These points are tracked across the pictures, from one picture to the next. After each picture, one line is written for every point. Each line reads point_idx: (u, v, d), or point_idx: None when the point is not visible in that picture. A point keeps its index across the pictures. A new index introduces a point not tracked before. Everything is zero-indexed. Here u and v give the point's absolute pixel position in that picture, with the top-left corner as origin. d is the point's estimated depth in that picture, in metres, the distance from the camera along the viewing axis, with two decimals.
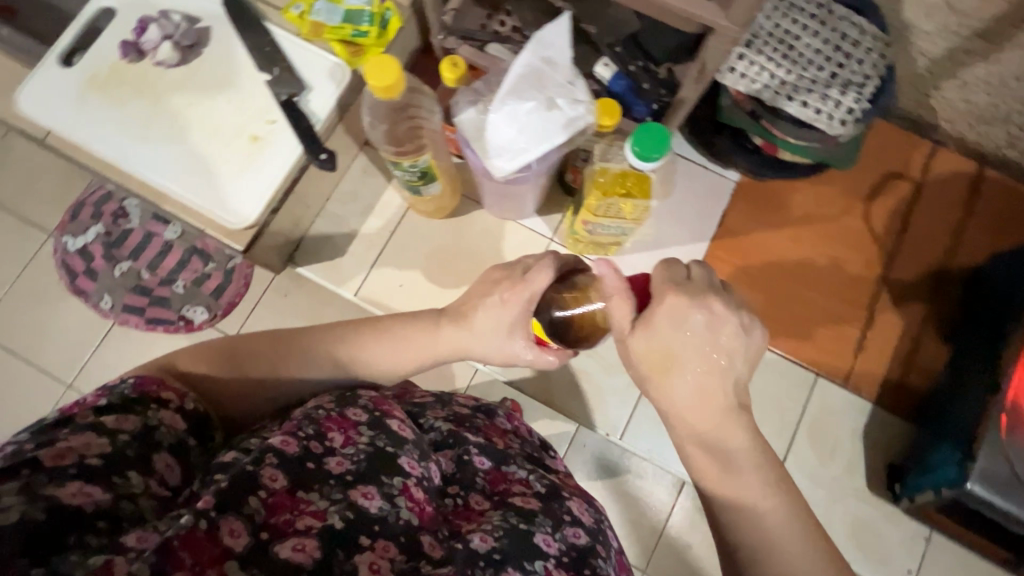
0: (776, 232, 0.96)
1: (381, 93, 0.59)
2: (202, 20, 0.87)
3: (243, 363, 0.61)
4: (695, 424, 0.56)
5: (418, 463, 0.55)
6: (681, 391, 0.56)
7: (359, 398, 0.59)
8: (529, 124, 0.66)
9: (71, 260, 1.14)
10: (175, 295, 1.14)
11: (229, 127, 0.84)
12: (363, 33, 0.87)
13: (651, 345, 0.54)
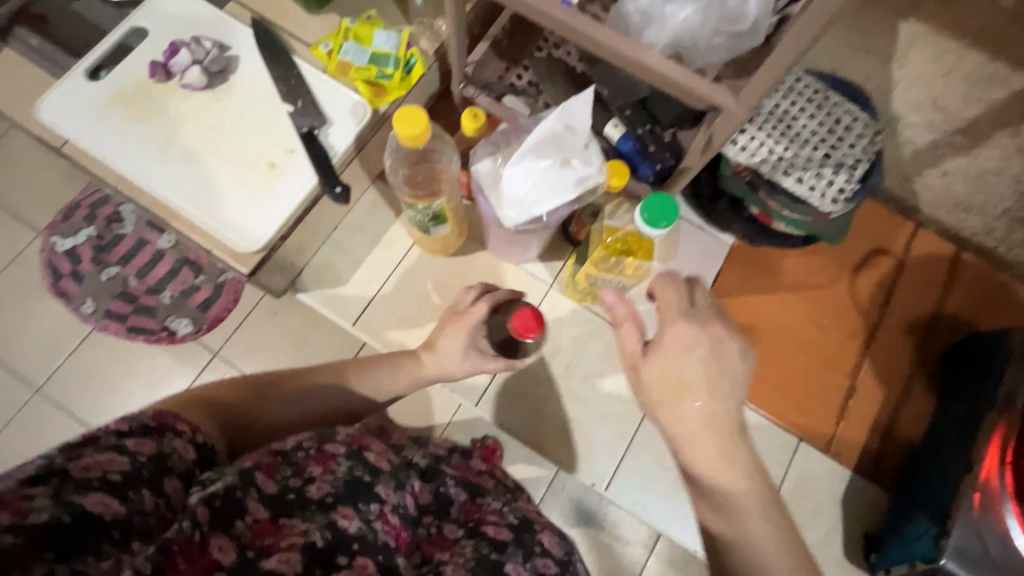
0: (767, 296, 0.99)
1: (408, 141, 0.62)
2: (232, 49, 0.90)
3: (266, 393, 0.68)
4: (695, 447, 0.64)
5: (394, 492, 0.58)
6: (687, 414, 0.63)
7: (337, 432, 0.60)
8: (543, 179, 0.69)
9: (57, 261, 1.13)
10: (160, 304, 1.12)
11: (248, 153, 0.86)
12: (387, 75, 0.91)
13: (658, 369, 0.65)
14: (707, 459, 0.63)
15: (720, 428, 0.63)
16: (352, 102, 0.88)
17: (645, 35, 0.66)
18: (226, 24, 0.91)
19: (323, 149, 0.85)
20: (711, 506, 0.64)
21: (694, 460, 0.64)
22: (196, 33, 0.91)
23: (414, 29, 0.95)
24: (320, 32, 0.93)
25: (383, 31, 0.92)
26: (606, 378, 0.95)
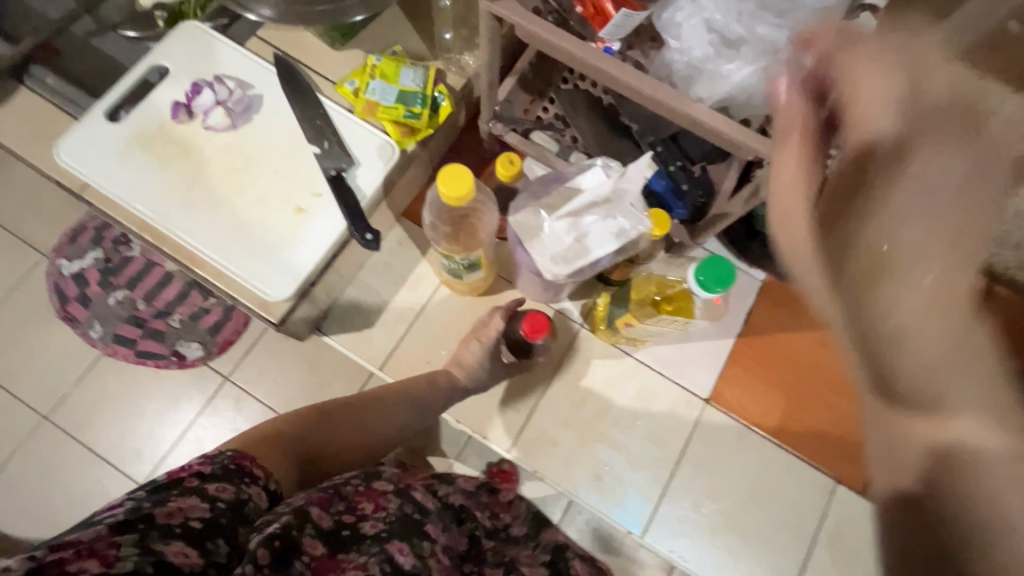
0: (796, 335, 0.97)
1: (449, 200, 0.60)
2: (255, 86, 0.88)
3: (331, 416, 0.69)
4: (933, 364, 0.34)
5: (441, 531, 0.60)
6: (919, 309, 0.35)
7: (385, 474, 0.64)
8: (587, 232, 0.69)
9: (64, 284, 1.09)
10: (170, 328, 1.08)
11: (274, 197, 0.84)
12: (415, 114, 0.88)
13: (853, 222, 0.37)
14: (945, 380, 0.34)
15: (952, 324, 0.35)
16: (380, 142, 0.86)
17: (696, 87, 0.63)
18: (249, 60, 0.89)
19: (351, 193, 0.83)
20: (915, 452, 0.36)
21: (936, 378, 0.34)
22: (218, 71, 0.89)
23: (440, 65, 0.93)
24: (346, 70, 0.91)
25: (409, 69, 0.90)
26: (640, 421, 0.94)
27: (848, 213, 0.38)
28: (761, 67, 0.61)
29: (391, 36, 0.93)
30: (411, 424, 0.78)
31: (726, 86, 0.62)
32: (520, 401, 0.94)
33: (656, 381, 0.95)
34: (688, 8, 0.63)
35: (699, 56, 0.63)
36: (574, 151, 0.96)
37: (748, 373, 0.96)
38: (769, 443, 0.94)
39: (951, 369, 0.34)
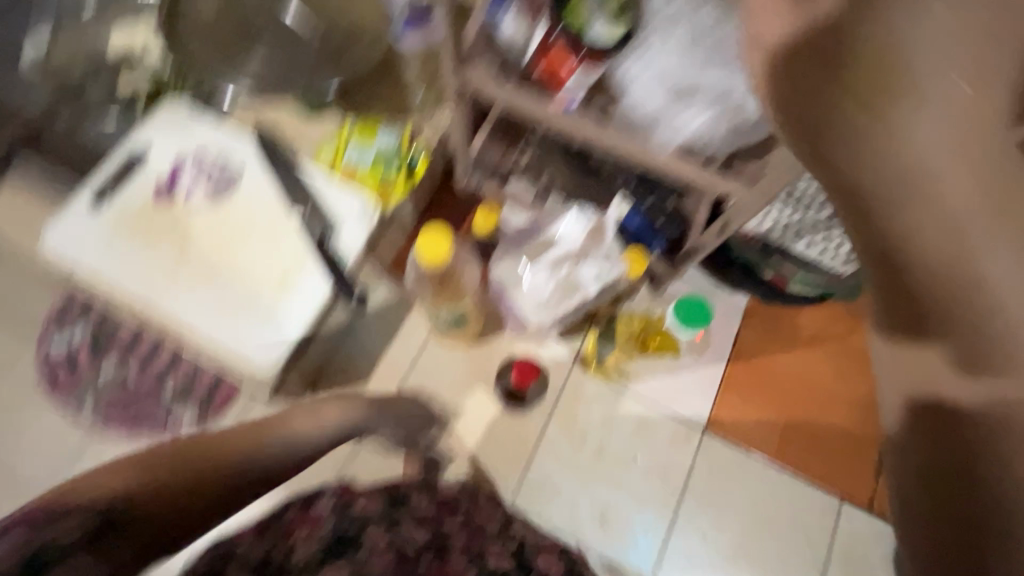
0: (785, 353, 0.99)
1: (428, 262, 0.66)
2: (235, 157, 0.90)
3: (167, 462, 0.50)
4: (936, 205, 0.50)
5: (385, 534, 0.60)
6: (924, 171, 0.49)
7: (326, 491, 0.65)
8: (564, 283, 0.74)
9: (51, 362, 1.02)
10: (164, 397, 1.01)
11: (260, 266, 0.86)
12: (393, 174, 0.92)
13: (848, 119, 0.49)
14: (916, 222, 0.51)
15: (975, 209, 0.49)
16: (360, 203, 0.88)
17: (656, 135, 0.68)
18: (226, 131, 0.91)
19: (336, 256, 0.86)
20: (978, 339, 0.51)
21: (922, 233, 0.51)
22: (198, 143, 0.91)
23: (416, 118, 0.96)
24: (323, 135, 0.94)
25: (384, 129, 0.93)
26: (641, 456, 0.93)
27: (844, 61, 0.47)
28: (714, 114, 0.64)
29: (364, 98, 0.96)
30: (335, 425, 0.62)
31: (682, 134, 0.67)
32: (520, 444, 0.93)
33: (654, 413, 0.95)
34: (640, 63, 0.66)
35: (655, 106, 0.67)
36: (552, 194, 0.96)
37: (742, 397, 0.97)
38: (771, 467, 0.94)
39: (934, 216, 0.50)
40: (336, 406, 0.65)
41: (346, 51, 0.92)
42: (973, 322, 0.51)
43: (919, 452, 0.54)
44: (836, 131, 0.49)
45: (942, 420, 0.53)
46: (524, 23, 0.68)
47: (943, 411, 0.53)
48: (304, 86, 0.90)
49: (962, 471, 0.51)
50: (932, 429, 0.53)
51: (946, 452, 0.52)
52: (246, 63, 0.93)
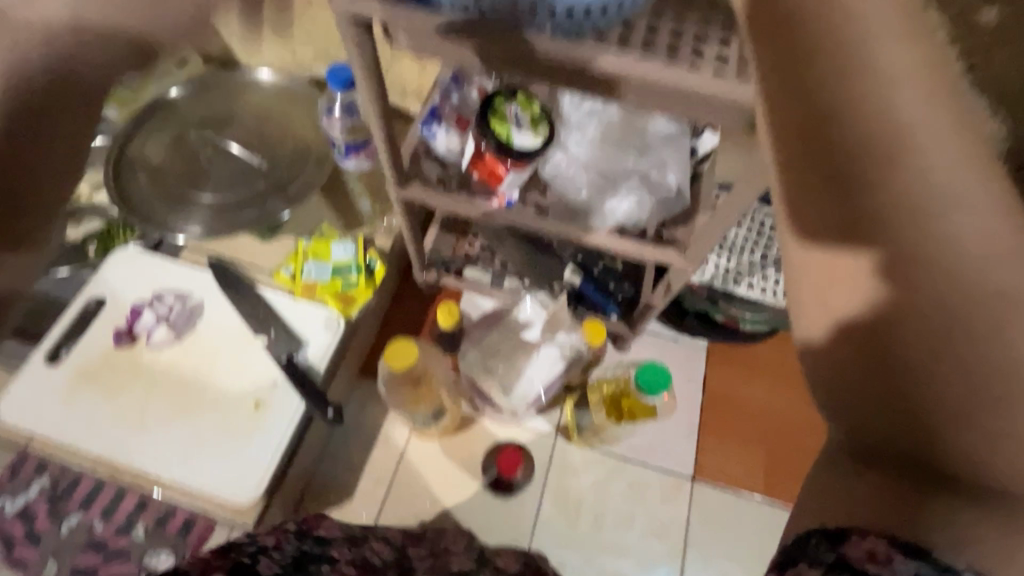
0: (754, 389, 1.03)
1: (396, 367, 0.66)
2: (194, 293, 0.92)
3: None
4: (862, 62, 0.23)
5: (348, 550, 0.68)
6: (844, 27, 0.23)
7: (292, 522, 0.71)
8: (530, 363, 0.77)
9: (8, 526, 0.96)
10: (134, 544, 0.96)
11: (230, 397, 0.86)
12: (352, 283, 0.95)
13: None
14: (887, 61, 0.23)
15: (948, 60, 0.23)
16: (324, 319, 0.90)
17: (591, 219, 0.72)
18: (184, 270, 0.93)
19: (307, 375, 0.85)
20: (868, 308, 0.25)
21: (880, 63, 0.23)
22: (157, 287, 0.92)
23: (366, 232, 1.00)
24: (279, 256, 0.97)
25: (339, 243, 0.96)
26: (637, 518, 0.94)
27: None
28: (640, 197, 0.71)
29: (316, 216, 1.01)
30: None
31: (614, 219, 0.72)
32: (516, 533, 0.92)
33: (642, 473, 0.96)
34: (566, 160, 0.73)
35: (584, 196, 0.73)
36: (508, 276, 1.01)
37: (722, 440, 0.99)
38: (763, 503, 0.96)
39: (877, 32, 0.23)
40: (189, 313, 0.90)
41: (292, 176, 0.95)
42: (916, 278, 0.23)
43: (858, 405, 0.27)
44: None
45: (898, 413, 0.25)
46: (456, 135, 0.77)
47: (898, 396, 0.24)
48: (257, 214, 0.91)
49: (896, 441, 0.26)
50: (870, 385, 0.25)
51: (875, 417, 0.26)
52: (196, 198, 0.92)
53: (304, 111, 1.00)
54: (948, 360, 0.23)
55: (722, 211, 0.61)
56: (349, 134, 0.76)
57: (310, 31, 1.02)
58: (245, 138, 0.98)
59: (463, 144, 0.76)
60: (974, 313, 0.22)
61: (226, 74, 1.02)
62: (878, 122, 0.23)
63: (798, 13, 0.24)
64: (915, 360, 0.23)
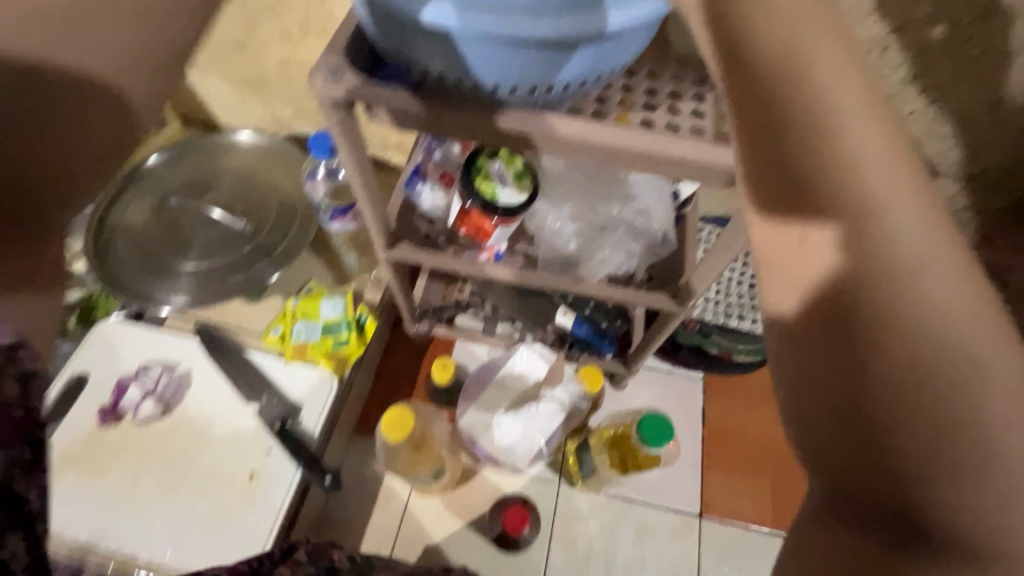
0: (753, 418, 1.03)
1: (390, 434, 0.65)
2: (181, 362, 0.89)
3: None
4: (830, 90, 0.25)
5: None
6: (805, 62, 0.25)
7: (301, 548, 0.66)
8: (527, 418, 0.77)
9: None
10: None
11: (224, 468, 0.83)
12: (344, 340, 0.93)
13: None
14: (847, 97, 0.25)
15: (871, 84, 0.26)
16: (319, 381, 0.89)
17: (580, 270, 0.73)
18: (170, 339, 0.91)
19: (302, 440, 0.83)
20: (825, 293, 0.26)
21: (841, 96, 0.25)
22: (142, 359, 0.90)
23: (356, 286, 1.00)
24: (268, 317, 0.96)
25: (328, 300, 0.95)
26: (648, 561, 0.92)
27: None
28: (628, 248, 0.72)
29: (303, 274, 1.00)
30: None
31: (603, 269, 0.72)
32: None
33: (650, 514, 0.95)
34: (553, 212, 0.73)
35: (573, 247, 0.74)
36: (500, 320, 1.01)
37: (727, 472, 0.99)
38: (773, 536, 0.95)
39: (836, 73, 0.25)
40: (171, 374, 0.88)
41: (277, 236, 0.94)
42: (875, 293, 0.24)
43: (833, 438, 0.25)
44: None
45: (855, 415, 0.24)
46: (441, 192, 0.77)
47: (864, 416, 0.24)
48: (244, 277, 0.89)
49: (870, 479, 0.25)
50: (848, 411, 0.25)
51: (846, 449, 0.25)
52: (180, 266, 0.90)
53: (286, 169, 1.00)
54: (898, 359, 0.23)
55: (711, 257, 0.62)
56: (330, 199, 0.77)
57: (289, 91, 1.03)
58: (227, 202, 0.97)
59: (449, 200, 0.76)
60: (924, 314, 0.23)
61: (205, 139, 1.02)
62: (838, 150, 0.25)
63: (756, 45, 0.26)
64: (886, 374, 0.24)
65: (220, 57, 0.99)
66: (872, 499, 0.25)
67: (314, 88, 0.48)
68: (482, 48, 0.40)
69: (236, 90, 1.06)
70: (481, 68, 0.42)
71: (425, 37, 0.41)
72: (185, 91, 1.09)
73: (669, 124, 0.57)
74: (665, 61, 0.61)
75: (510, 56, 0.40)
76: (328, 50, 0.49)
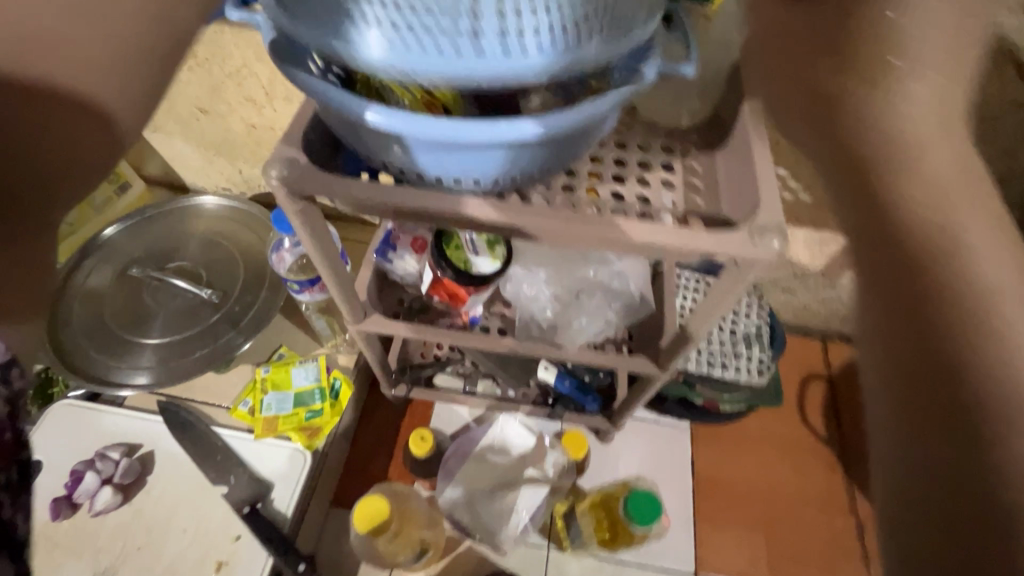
0: (743, 467, 1.01)
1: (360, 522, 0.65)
2: (142, 445, 0.85)
3: None
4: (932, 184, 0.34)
5: None
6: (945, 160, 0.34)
7: None
8: None
9: None
10: None
11: (189, 559, 0.78)
12: (317, 411, 0.89)
13: (856, 97, 0.35)
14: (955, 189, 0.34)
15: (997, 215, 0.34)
16: (291, 457, 0.85)
17: (558, 336, 0.71)
18: (131, 420, 0.87)
19: (272, 524, 0.78)
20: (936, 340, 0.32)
21: (932, 192, 0.34)
22: (99, 444, 0.85)
23: (328, 350, 0.97)
24: (237, 389, 0.92)
25: (299, 367, 0.92)
26: None
27: (850, 61, 0.35)
28: (606, 313, 0.71)
29: (274, 340, 0.96)
30: None
31: (582, 336, 0.70)
32: None
33: None
34: (527, 279, 0.72)
35: (550, 314, 0.71)
36: (481, 378, 0.98)
37: (719, 527, 0.96)
38: None
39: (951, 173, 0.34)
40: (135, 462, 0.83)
41: (244, 305, 0.90)
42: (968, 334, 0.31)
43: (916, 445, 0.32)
44: (839, 109, 0.36)
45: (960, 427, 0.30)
46: (413, 259, 0.75)
47: (973, 426, 0.30)
48: (209, 351, 0.85)
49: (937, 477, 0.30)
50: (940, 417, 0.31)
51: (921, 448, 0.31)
52: (143, 342, 0.86)
53: (254, 231, 0.97)
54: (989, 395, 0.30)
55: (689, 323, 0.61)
56: (294, 272, 0.75)
57: (256, 153, 1.01)
58: (193, 271, 0.94)
59: (420, 269, 0.74)
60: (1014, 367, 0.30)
61: (168, 206, 0.99)
62: (951, 252, 0.33)
63: (882, 150, 0.35)
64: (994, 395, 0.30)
65: (183, 122, 0.97)
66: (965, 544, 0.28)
67: (271, 182, 0.46)
68: (460, 149, 0.39)
69: (202, 153, 1.04)
70: (458, 166, 0.41)
71: (400, 141, 0.39)
72: (148, 154, 1.06)
73: (639, 196, 0.56)
74: (632, 128, 0.61)
75: (452, 157, 0.40)
76: (283, 141, 0.47)
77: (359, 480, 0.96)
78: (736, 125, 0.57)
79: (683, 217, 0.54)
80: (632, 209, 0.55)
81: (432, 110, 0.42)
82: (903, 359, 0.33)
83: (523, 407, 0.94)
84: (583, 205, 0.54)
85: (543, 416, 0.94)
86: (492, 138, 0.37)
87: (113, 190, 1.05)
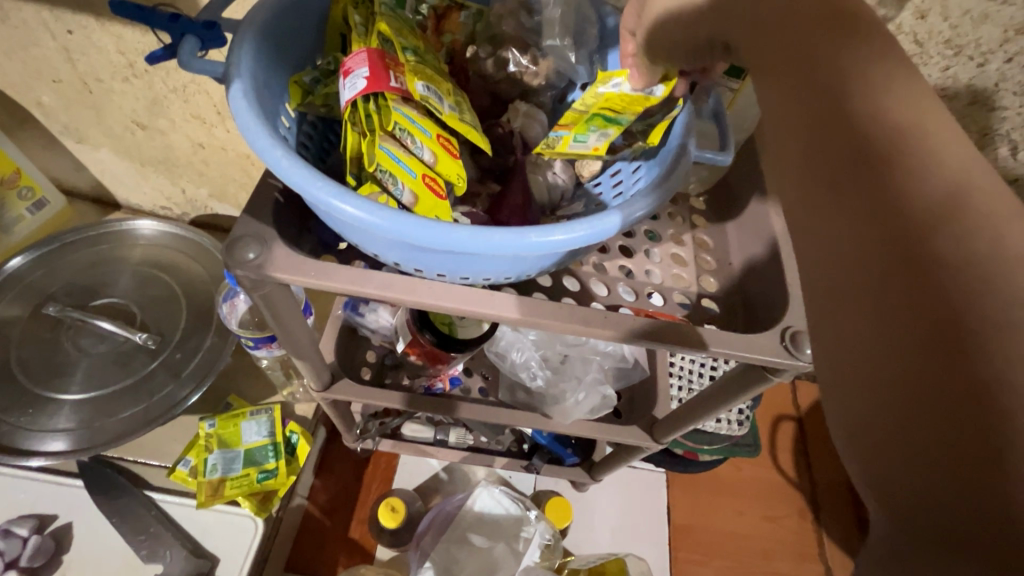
0: (717, 511, 1.00)
1: None
2: (56, 517, 0.74)
3: None
4: (875, 55, 0.25)
5: None
6: (884, 46, 0.26)
7: None
8: (483, 562, 0.72)
9: None
10: None
11: None
12: (270, 472, 0.78)
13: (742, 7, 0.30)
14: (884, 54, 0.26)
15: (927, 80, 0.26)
16: (241, 526, 0.75)
17: (548, 407, 0.66)
18: (46, 486, 0.75)
19: None
20: (878, 233, 0.23)
21: (854, 49, 0.26)
22: (4, 517, 0.73)
23: (283, 398, 0.87)
24: (176, 446, 0.81)
25: (251, 420, 0.80)
26: None
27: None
28: (602, 386, 0.65)
29: (222, 387, 0.86)
30: None
31: (578, 412, 0.65)
32: None
33: None
34: (517, 342, 0.66)
35: (540, 382, 0.66)
36: (451, 426, 0.90)
37: None
38: None
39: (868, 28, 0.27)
40: (49, 537, 0.72)
41: (186, 351, 0.78)
42: (941, 221, 0.21)
43: (915, 392, 0.21)
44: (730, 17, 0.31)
45: (949, 348, 0.20)
46: (387, 312, 0.67)
47: (957, 331, 0.20)
48: (142, 409, 0.74)
49: (936, 479, 0.20)
50: (940, 365, 0.20)
51: (922, 387, 0.20)
52: (60, 399, 0.74)
53: (199, 262, 0.86)
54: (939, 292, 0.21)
55: (689, 403, 0.58)
56: (247, 328, 0.66)
57: (203, 174, 0.90)
58: (124, 311, 0.81)
59: (395, 325, 0.66)
60: (986, 246, 0.21)
61: (93, 232, 0.86)
62: (889, 122, 0.24)
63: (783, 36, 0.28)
64: (970, 291, 0.20)
65: (116, 135, 0.84)
66: (974, 482, 0.19)
67: (237, 271, 0.38)
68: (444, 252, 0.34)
69: (137, 168, 0.91)
70: (450, 262, 0.37)
71: (391, 240, 0.34)
72: (73, 168, 0.93)
73: (648, 271, 0.51)
74: None
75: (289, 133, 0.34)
76: (252, 214, 0.40)
77: (318, 541, 0.87)
78: (747, 199, 0.53)
79: (696, 298, 0.51)
80: (643, 289, 0.50)
81: (435, 190, 0.37)
82: (851, 266, 0.23)
83: (499, 457, 0.89)
84: (592, 284, 0.50)
85: (519, 468, 0.89)
86: (476, 247, 0.33)
87: (25, 209, 0.90)
